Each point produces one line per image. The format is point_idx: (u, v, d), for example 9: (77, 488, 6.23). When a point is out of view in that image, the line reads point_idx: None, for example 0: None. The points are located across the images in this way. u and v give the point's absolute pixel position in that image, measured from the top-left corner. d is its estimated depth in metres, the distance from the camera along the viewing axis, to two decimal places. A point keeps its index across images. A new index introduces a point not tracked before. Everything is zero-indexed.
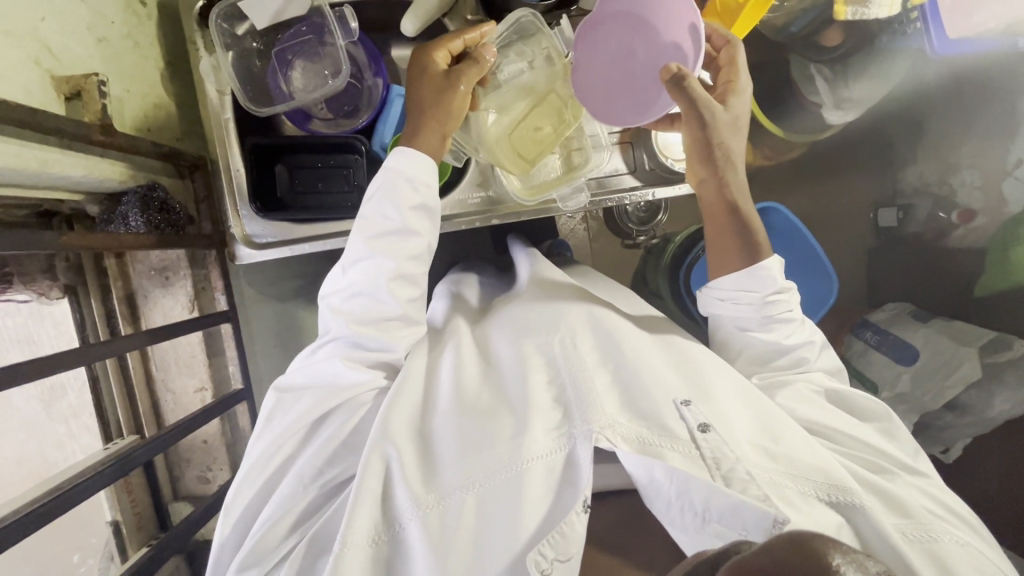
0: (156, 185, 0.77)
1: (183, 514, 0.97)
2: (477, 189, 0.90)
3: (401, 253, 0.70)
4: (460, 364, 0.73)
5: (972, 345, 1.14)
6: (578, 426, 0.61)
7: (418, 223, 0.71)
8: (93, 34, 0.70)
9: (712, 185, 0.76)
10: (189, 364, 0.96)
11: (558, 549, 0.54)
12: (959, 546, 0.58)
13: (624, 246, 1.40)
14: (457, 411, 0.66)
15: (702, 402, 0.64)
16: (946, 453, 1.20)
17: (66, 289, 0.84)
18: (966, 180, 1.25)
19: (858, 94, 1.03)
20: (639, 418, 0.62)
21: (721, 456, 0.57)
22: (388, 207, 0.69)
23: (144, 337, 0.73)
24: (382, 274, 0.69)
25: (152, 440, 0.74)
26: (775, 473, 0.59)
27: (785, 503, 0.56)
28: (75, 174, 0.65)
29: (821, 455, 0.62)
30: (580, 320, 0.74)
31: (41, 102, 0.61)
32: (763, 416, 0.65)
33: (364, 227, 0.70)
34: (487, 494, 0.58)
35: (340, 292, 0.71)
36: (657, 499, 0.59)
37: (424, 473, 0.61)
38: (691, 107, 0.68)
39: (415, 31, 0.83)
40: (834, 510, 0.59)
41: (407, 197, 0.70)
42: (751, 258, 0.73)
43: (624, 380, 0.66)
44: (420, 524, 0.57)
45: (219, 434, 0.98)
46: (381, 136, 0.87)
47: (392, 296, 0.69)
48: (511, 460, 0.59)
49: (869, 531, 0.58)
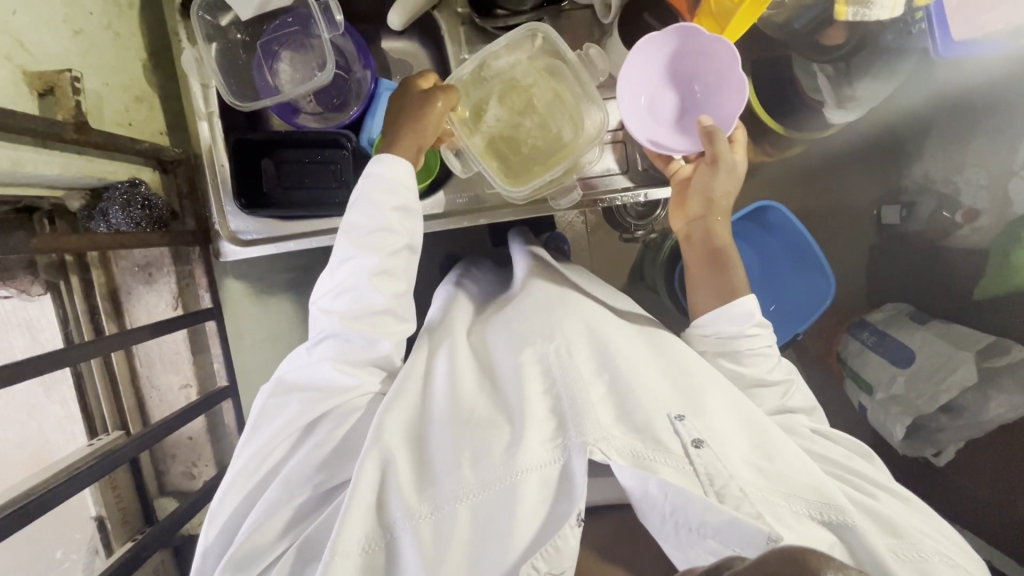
0: (138, 181, 0.76)
1: (168, 510, 0.97)
2: (464, 189, 0.90)
3: (383, 250, 0.71)
4: (455, 375, 0.72)
5: (969, 349, 1.13)
6: (573, 438, 0.60)
7: (399, 223, 0.72)
8: (69, 26, 0.68)
9: (699, 228, 0.81)
10: (175, 360, 0.96)
11: (552, 563, 0.56)
12: (948, 566, 0.58)
13: (623, 239, 1.39)
14: (448, 422, 0.66)
15: (695, 418, 0.64)
16: (938, 455, 1.20)
17: (48, 285, 0.85)
18: (971, 179, 1.22)
19: (861, 93, 1.01)
20: (633, 430, 0.61)
21: (715, 472, 0.57)
22: (372, 208, 0.71)
23: (127, 337, 0.72)
24: (363, 272, 0.70)
25: (133, 440, 0.73)
26: (768, 490, 0.59)
27: (778, 522, 0.55)
28: (51, 173, 0.65)
29: (814, 474, 0.62)
30: (576, 328, 0.73)
31: (11, 99, 0.60)
32: (753, 430, 0.66)
33: (351, 229, 0.72)
34: (481, 505, 0.59)
35: (328, 292, 0.73)
36: (651, 513, 0.58)
37: (418, 479, 0.62)
38: (711, 160, 0.77)
39: (402, 25, 0.81)
40: (827, 530, 0.58)
41: (389, 199, 0.72)
42: (724, 298, 0.76)
43: (619, 392, 0.65)
44: (413, 533, 0.58)
45: (204, 430, 0.98)
46: (368, 131, 0.85)
47: (378, 293, 0.70)
48: (505, 471, 0.60)
49: (861, 550, 0.57)
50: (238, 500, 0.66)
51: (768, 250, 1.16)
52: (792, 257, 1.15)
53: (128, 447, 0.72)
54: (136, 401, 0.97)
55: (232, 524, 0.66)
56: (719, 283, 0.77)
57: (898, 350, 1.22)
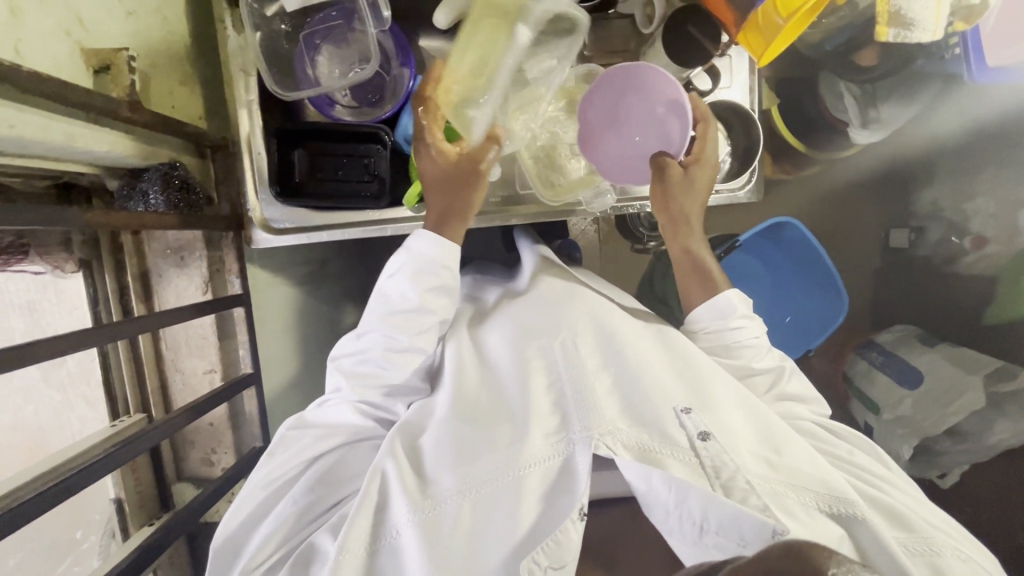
0: (178, 163, 0.75)
1: (185, 497, 0.97)
2: (500, 186, 0.89)
3: (413, 329, 0.71)
4: (461, 370, 0.73)
5: (977, 373, 1.15)
6: (577, 433, 0.60)
7: (435, 303, 0.71)
8: (124, 8, 0.70)
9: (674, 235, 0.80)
10: (200, 345, 0.97)
11: (553, 557, 0.54)
12: (961, 560, 0.57)
13: (634, 249, 1.41)
14: (455, 417, 0.66)
15: (703, 411, 0.63)
16: (943, 478, 1.21)
17: (81, 264, 0.85)
18: (979, 207, 1.22)
19: (887, 115, 1.01)
20: (639, 424, 0.61)
21: (721, 465, 0.57)
22: (408, 285, 0.71)
23: (156, 320, 0.72)
24: (387, 346, 0.71)
25: (160, 424, 0.73)
26: (775, 481, 0.59)
27: (785, 513, 0.55)
28: (100, 151, 0.64)
29: (822, 467, 0.62)
30: (586, 325, 0.72)
31: (70, 73, 0.61)
32: (762, 424, 0.65)
33: (384, 302, 0.72)
34: (482, 501, 0.59)
35: (347, 354, 0.74)
36: (655, 508, 0.58)
37: (421, 480, 0.62)
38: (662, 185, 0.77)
39: (448, 24, 0.80)
40: (834, 522, 0.58)
41: (426, 280, 0.71)
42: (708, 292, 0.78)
43: (625, 387, 0.65)
44: (416, 530, 0.57)
45: (225, 419, 0.98)
46: (405, 129, 0.83)
47: (398, 367, 0.71)
48: (507, 468, 0.60)
49: (870, 544, 0.57)
50: (245, 511, 0.68)
51: (784, 267, 1.18)
52: (802, 276, 1.18)
53: (155, 430, 0.72)
54: (159, 382, 0.98)
55: (238, 534, 0.67)
56: (696, 276, 0.79)
57: (906, 371, 1.23)
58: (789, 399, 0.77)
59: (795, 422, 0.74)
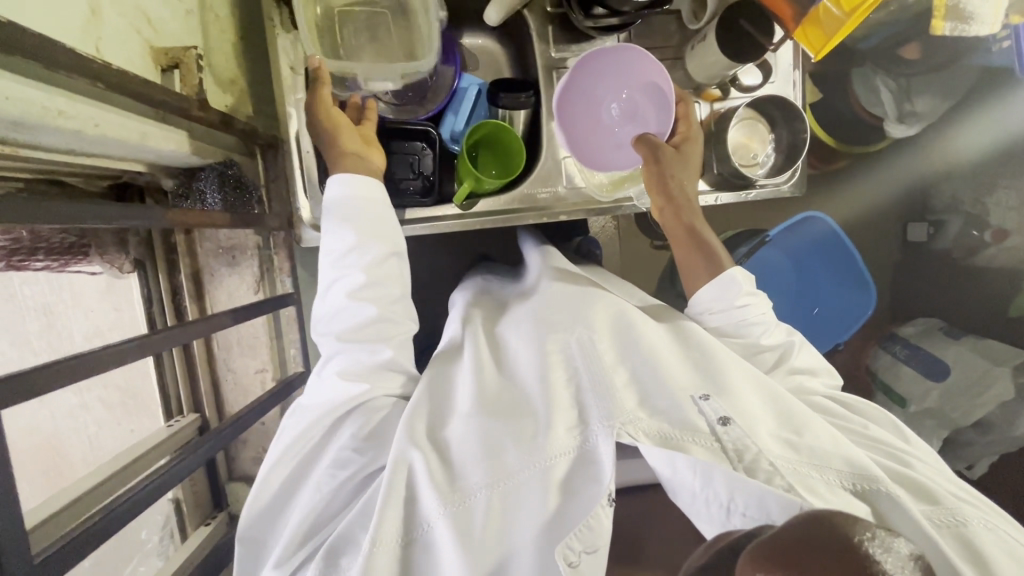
0: (232, 162, 0.76)
1: (239, 496, 0.99)
2: (547, 182, 0.86)
3: (359, 265, 0.69)
4: (477, 359, 0.71)
5: (1005, 364, 1.16)
6: (599, 424, 0.58)
7: (374, 235, 0.70)
8: (182, 6, 0.70)
9: (670, 213, 0.79)
10: (253, 344, 1.00)
11: (586, 541, 0.52)
12: (988, 530, 0.54)
13: (655, 246, 1.41)
14: (478, 409, 0.63)
15: (721, 397, 0.61)
16: (971, 470, 1.24)
17: (136, 264, 0.88)
18: (1001, 199, 1.20)
19: (923, 108, 1.03)
20: (660, 413, 0.59)
21: (744, 449, 0.54)
22: (343, 228, 0.70)
23: (209, 323, 0.70)
24: (343, 291, 0.69)
25: (223, 428, 0.73)
26: (797, 462, 0.55)
27: (809, 492, 0.51)
28: (168, 150, 0.64)
29: (844, 445, 0.58)
30: (603, 313, 0.70)
31: (142, 72, 0.61)
32: (779, 405, 0.63)
33: (328, 254, 0.71)
34: (510, 493, 0.56)
35: (322, 319, 0.71)
36: (680, 493, 0.55)
37: (446, 470, 0.59)
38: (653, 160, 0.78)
39: (498, 21, 0.81)
40: (858, 500, 0.54)
41: (360, 215, 0.70)
42: (713, 272, 0.76)
43: (643, 375, 0.63)
44: (448, 523, 0.55)
45: (279, 415, 1.01)
46: (451, 125, 0.86)
47: (365, 306, 0.68)
48: (534, 459, 0.57)
49: (896, 518, 0.52)
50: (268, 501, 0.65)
51: (812, 261, 1.18)
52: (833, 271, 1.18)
53: (229, 429, 0.73)
54: (211, 382, 0.99)
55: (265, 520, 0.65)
56: (701, 256, 0.77)
57: (931, 363, 1.23)
58: (797, 373, 0.75)
59: (808, 398, 0.72)
